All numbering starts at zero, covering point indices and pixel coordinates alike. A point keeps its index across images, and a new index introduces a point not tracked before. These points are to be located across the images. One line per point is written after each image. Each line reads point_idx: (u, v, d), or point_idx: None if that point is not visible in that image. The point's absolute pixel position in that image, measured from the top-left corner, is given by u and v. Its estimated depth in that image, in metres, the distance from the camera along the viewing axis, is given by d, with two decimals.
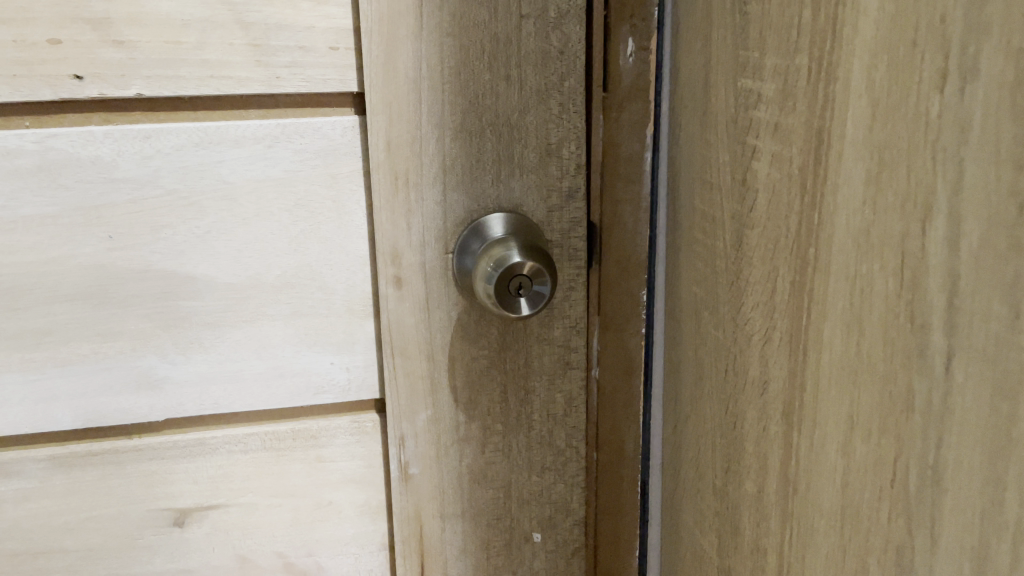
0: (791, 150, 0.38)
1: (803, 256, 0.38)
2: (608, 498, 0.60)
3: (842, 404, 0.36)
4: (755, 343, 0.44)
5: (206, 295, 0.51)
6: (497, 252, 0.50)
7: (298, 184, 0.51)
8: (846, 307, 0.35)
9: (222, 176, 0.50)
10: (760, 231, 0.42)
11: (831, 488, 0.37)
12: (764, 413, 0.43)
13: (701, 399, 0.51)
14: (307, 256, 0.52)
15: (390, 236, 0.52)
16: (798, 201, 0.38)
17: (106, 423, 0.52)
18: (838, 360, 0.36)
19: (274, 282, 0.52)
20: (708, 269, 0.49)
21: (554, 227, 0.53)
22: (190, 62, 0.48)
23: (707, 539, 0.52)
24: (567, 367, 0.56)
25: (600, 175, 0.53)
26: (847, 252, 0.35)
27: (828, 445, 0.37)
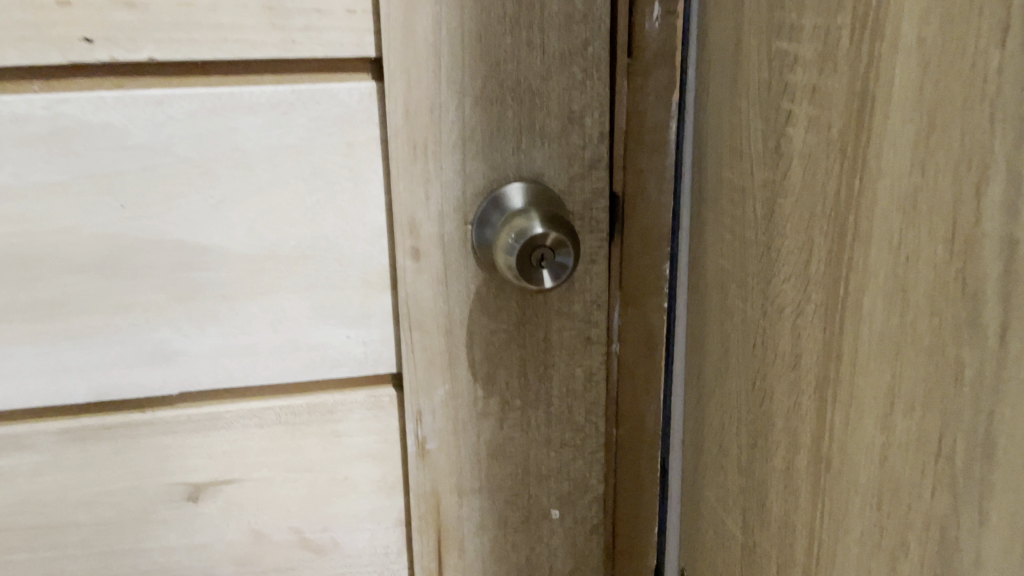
0: (830, 114, 0.37)
1: (842, 225, 0.37)
2: (627, 478, 0.59)
3: (882, 377, 0.35)
4: (787, 316, 0.42)
5: (220, 266, 0.50)
6: (517, 223, 0.49)
7: (314, 152, 0.49)
8: (890, 277, 0.33)
9: (237, 143, 0.48)
10: (794, 200, 0.41)
11: (867, 464, 0.36)
12: (795, 388, 0.42)
13: (726, 374, 0.50)
14: (323, 226, 0.51)
15: (407, 207, 0.50)
16: (837, 167, 0.37)
17: (119, 396, 0.51)
18: (879, 332, 0.35)
19: (290, 253, 0.51)
20: (737, 241, 0.47)
21: (576, 198, 0.52)
22: (204, 25, 0.46)
23: (730, 517, 0.51)
24: (588, 342, 0.55)
25: (625, 144, 0.52)
26: (892, 219, 0.33)
27: (865, 420, 0.36)
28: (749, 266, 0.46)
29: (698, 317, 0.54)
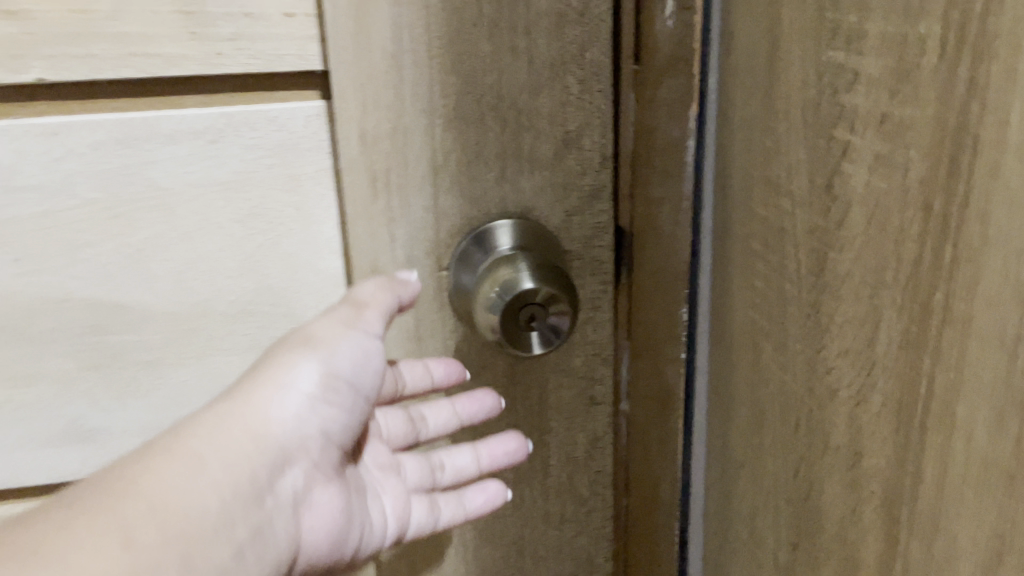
0: (910, 153, 0.27)
1: (924, 302, 0.28)
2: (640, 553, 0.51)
3: (986, 519, 0.25)
4: (843, 401, 0.33)
5: (145, 328, 0.42)
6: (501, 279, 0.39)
7: (252, 189, 0.40)
8: (991, 387, 0.25)
9: (155, 181, 0.40)
10: (856, 255, 0.32)
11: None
12: (854, 493, 0.33)
13: (761, 453, 0.41)
14: (267, 276, 0.42)
15: (369, 252, 0.41)
16: (920, 227, 0.27)
17: (29, 482, 0.44)
18: (980, 457, 0.25)
19: (227, 310, 0.42)
20: (772, 295, 0.38)
21: (573, 237, 0.43)
22: (104, 37, 0.37)
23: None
24: (592, 404, 0.47)
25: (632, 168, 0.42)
26: (1007, 311, 0.24)
27: (958, 565, 0.27)
28: (790, 328, 0.37)
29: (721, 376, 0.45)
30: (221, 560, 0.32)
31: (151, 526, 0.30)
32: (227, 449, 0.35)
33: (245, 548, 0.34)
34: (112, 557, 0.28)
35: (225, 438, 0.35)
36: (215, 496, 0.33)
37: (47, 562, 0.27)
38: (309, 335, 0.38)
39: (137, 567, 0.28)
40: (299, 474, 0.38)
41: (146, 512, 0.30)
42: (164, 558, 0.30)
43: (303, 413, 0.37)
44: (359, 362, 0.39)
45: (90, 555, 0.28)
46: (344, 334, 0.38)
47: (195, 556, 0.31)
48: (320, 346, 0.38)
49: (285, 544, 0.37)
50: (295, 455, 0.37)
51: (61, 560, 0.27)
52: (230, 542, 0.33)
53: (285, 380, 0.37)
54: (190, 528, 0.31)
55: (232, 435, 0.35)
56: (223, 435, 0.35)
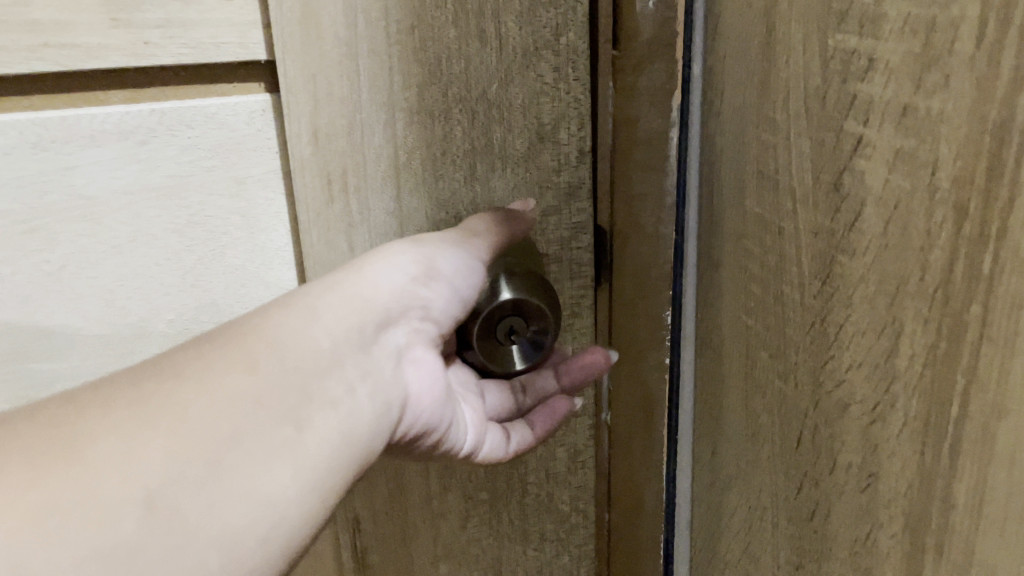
0: (940, 151, 0.24)
1: (964, 317, 0.24)
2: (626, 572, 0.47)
3: None
4: (854, 419, 0.30)
5: (72, 354, 0.37)
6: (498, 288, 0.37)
7: (190, 195, 0.36)
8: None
9: (78, 188, 0.35)
10: (870, 262, 0.28)
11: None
12: (868, 521, 0.30)
13: (755, 475, 0.37)
14: (210, 291, 0.38)
15: (326, 262, 0.37)
16: (957, 229, 0.24)
17: None
18: None
19: (166, 330, 0.38)
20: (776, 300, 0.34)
21: (549, 238, 0.40)
22: (10, 24, 0.32)
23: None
24: (570, 414, 0.44)
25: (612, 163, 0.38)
26: None
27: None
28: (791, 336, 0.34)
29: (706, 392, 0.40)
30: (349, 404, 0.29)
31: (273, 353, 0.27)
32: (344, 304, 0.31)
33: (364, 388, 0.30)
34: (237, 375, 0.26)
35: (345, 290, 0.32)
36: (328, 337, 0.30)
37: (183, 377, 0.25)
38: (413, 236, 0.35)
39: (268, 398, 0.26)
40: (402, 335, 0.34)
41: (266, 347, 0.27)
42: (286, 384, 0.27)
43: (405, 292, 0.34)
44: (458, 257, 0.35)
45: (222, 376, 0.26)
46: (441, 237, 0.35)
47: (315, 386, 0.28)
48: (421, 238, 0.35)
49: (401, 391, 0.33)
50: (400, 316, 0.34)
51: (183, 374, 0.25)
52: (347, 382, 0.29)
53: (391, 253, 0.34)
54: (308, 362, 0.28)
55: (350, 293, 0.32)
56: (340, 291, 0.31)
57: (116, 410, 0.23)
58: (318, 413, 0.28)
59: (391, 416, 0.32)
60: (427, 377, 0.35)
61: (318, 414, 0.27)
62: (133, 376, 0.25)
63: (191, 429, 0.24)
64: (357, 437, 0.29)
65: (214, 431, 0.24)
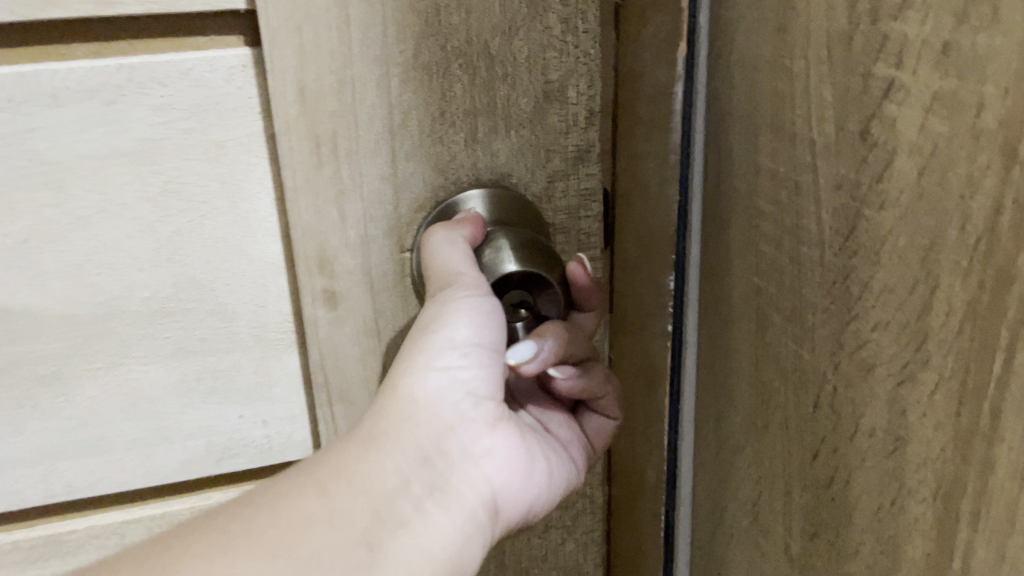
0: (986, 87, 0.19)
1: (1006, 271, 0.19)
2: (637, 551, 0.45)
3: None
4: (879, 381, 0.25)
5: (37, 336, 0.34)
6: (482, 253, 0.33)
7: (165, 160, 0.33)
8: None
9: (39, 153, 0.31)
10: (901, 213, 0.23)
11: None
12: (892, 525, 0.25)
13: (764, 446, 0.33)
14: (189, 267, 0.34)
15: (315, 235, 0.34)
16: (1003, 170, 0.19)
17: None
18: None
19: (141, 310, 0.34)
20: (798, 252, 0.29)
21: (556, 206, 0.37)
22: None
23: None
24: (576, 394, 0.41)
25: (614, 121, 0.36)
26: None
27: None
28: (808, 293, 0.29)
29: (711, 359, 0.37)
30: (419, 525, 0.27)
31: (345, 480, 0.27)
32: (395, 423, 0.29)
33: (431, 507, 0.28)
34: (308, 496, 0.26)
35: (398, 409, 0.29)
36: (389, 462, 0.28)
37: (259, 505, 0.25)
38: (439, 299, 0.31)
39: (342, 517, 0.26)
40: (472, 434, 0.31)
41: (334, 473, 0.27)
42: (357, 507, 0.26)
43: (458, 383, 0.30)
44: (488, 317, 0.31)
45: (297, 499, 0.26)
46: (455, 292, 0.31)
47: (382, 509, 0.26)
48: (439, 309, 0.31)
49: (483, 497, 0.30)
50: (458, 421, 0.30)
51: (272, 507, 0.25)
52: (412, 502, 0.27)
53: (436, 352, 0.30)
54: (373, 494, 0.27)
55: (399, 411, 0.29)
56: (386, 409, 0.29)
57: (201, 543, 0.24)
58: (392, 536, 0.26)
59: (478, 529, 0.29)
60: (504, 471, 0.31)
61: (393, 538, 0.26)
62: (217, 512, 0.25)
63: (269, 550, 0.24)
64: (436, 556, 0.27)
65: (291, 550, 0.24)
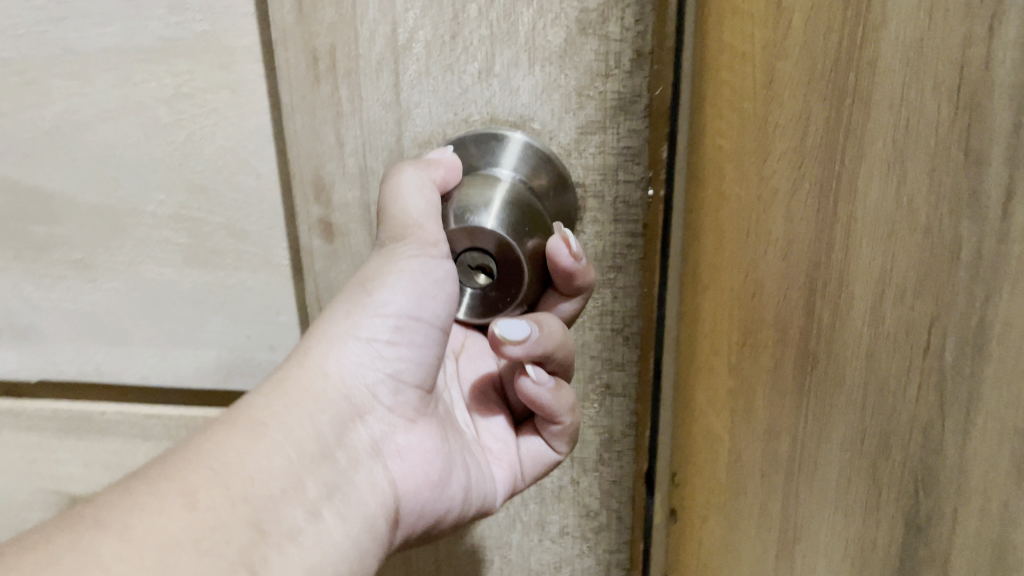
0: None
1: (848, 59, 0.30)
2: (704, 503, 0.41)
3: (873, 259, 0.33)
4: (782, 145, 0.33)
5: (69, 220, 0.35)
6: (450, 202, 0.28)
7: (179, 62, 0.32)
8: (923, 189, 0.31)
9: (69, 43, 0.32)
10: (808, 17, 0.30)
11: (909, 404, 0.34)
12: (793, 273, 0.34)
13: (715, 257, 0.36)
14: (201, 175, 0.34)
15: (312, 157, 0.32)
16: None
17: None
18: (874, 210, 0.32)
19: (158, 210, 0.35)
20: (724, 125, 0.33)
21: (586, 163, 0.31)
22: None
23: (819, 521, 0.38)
24: (607, 393, 0.35)
25: (653, 61, 0.29)
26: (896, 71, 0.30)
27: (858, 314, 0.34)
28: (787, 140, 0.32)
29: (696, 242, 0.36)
30: (310, 535, 0.23)
31: (223, 485, 0.22)
32: (296, 409, 0.25)
33: (327, 510, 0.24)
34: (173, 512, 0.21)
35: (303, 392, 0.26)
36: (283, 455, 0.24)
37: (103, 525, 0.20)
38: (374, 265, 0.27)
39: (213, 538, 0.21)
40: (382, 422, 0.28)
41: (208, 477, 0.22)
42: (236, 516, 0.22)
43: (374, 363, 0.27)
44: (426, 290, 0.27)
45: (157, 515, 0.21)
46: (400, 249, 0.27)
47: (268, 517, 0.23)
48: (375, 276, 0.27)
49: (386, 503, 0.27)
50: (367, 406, 0.27)
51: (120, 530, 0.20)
52: (304, 507, 0.24)
53: (362, 321, 0.27)
54: (261, 493, 0.23)
55: (306, 395, 0.26)
56: (290, 393, 0.25)
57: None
58: (275, 551, 0.22)
59: (375, 541, 0.26)
60: (415, 474, 0.28)
61: (276, 555, 0.22)
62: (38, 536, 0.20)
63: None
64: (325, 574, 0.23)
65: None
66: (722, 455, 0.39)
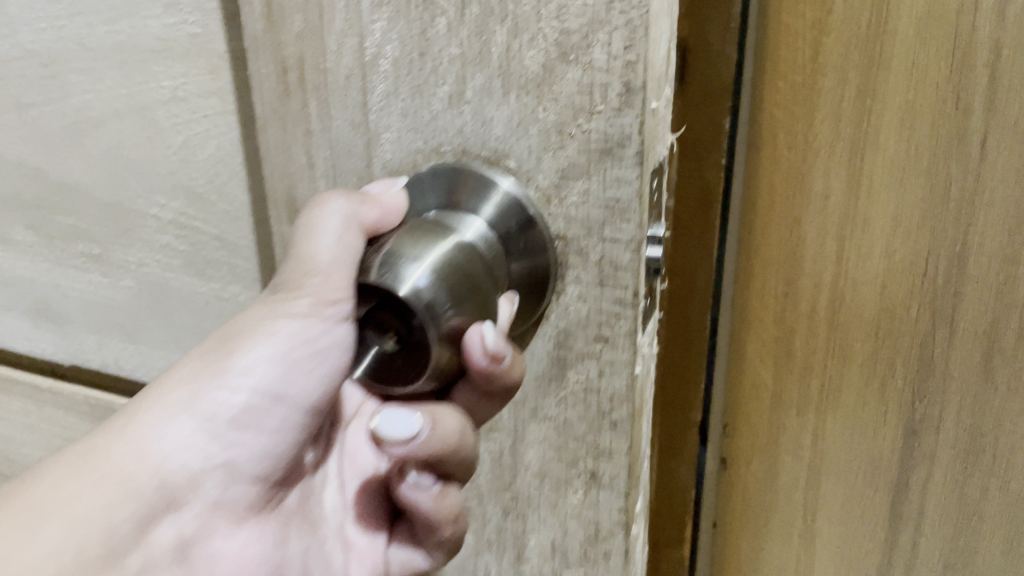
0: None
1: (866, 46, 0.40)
2: (754, 431, 0.50)
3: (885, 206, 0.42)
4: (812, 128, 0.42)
5: (88, 214, 0.36)
6: (378, 251, 0.23)
7: (173, 65, 0.31)
8: (921, 160, 0.41)
9: (81, 39, 0.32)
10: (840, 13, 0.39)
11: (912, 326, 0.44)
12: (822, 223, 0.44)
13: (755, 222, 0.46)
14: (194, 182, 0.32)
15: (285, 174, 0.29)
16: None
17: (21, 351, 0.42)
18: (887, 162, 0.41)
19: (160, 213, 0.34)
20: (770, 111, 0.43)
21: (568, 213, 0.26)
22: None
23: (843, 433, 0.48)
24: (591, 482, 0.29)
25: (645, 94, 0.23)
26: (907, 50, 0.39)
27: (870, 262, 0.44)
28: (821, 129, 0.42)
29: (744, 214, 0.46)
30: None
31: None
32: (102, 491, 0.25)
33: None
34: None
35: (113, 471, 0.26)
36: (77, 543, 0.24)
37: None
38: (221, 339, 0.28)
39: None
40: (198, 516, 0.29)
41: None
42: None
43: (204, 445, 0.28)
44: (292, 368, 0.28)
45: None
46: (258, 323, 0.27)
47: None
48: (232, 346, 0.27)
49: None
50: (187, 490, 0.28)
51: None
52: None
53: (202, 395, 0.27)
54: None
55: (118, 477, 0.26)
56: (100, 476, 0.25)
57: None
58: None
59: None
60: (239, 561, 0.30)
61: None
62: None
63: None
64: None
65: None
66: (765, 384, 0.49)
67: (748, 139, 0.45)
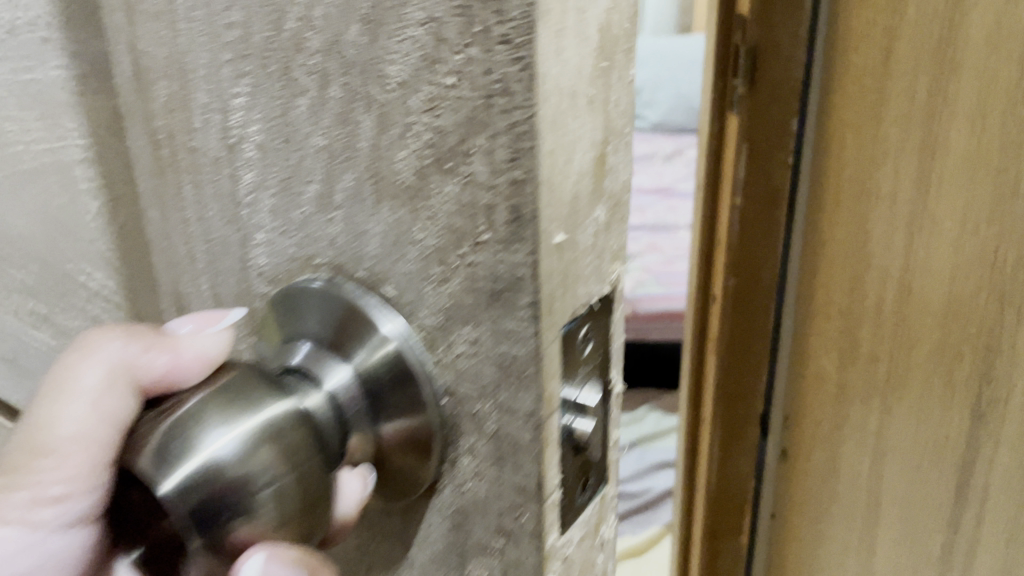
0: (912, 12, 0.48)
1: (937, 64, 0.48)
2: (820, 391, 0.62)
3: (952, 206, 0.49)
4: (882, 142, 0.52)
5: (30, 271, 0.32)
6: (166, 418, 0.16)
7: (78, 124, 0.26)
8: (964, 192, 0.49)
9: (8, 84, 0.28)
10: (840, 43, 0.53)
11: (964, 336, 0.51)
12: (889, 221, 0.53)
13: (835, 218, 0.57)
14: (106, 254, 0.28)
15: (170, 261, 0.24)
16: (934, 20, 0.47)
17: None
18: (949, 179, 0.49)
19: (83, 280, 0.30)
20: (854, 127, 0.54)
21: (457, 366, 0.17)
22: None
23: (907, 424, 0.56)
24: None
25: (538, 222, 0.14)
26: (974, 73, 0.46)
27: (933, 264, 0.52)
28: (891, 130, 0.51)
29: (830, 212, 0.57)
30: None
31: None
32: None
33: None
34: None
35: None
36: None
37: None
38: None
39: None
40: None
41: None
42: None
43: None
44: None
45: None
46: None
47: None
48: None
49: None
50: None
51: None
52: None
53: None
54: None
55: None
56: None
57: None
58: None
59: None
60: None
61: None
62: None
63: None
64: None
65: None
66: (830, 357, 0.61)
67: (834, 149, 0.55)
